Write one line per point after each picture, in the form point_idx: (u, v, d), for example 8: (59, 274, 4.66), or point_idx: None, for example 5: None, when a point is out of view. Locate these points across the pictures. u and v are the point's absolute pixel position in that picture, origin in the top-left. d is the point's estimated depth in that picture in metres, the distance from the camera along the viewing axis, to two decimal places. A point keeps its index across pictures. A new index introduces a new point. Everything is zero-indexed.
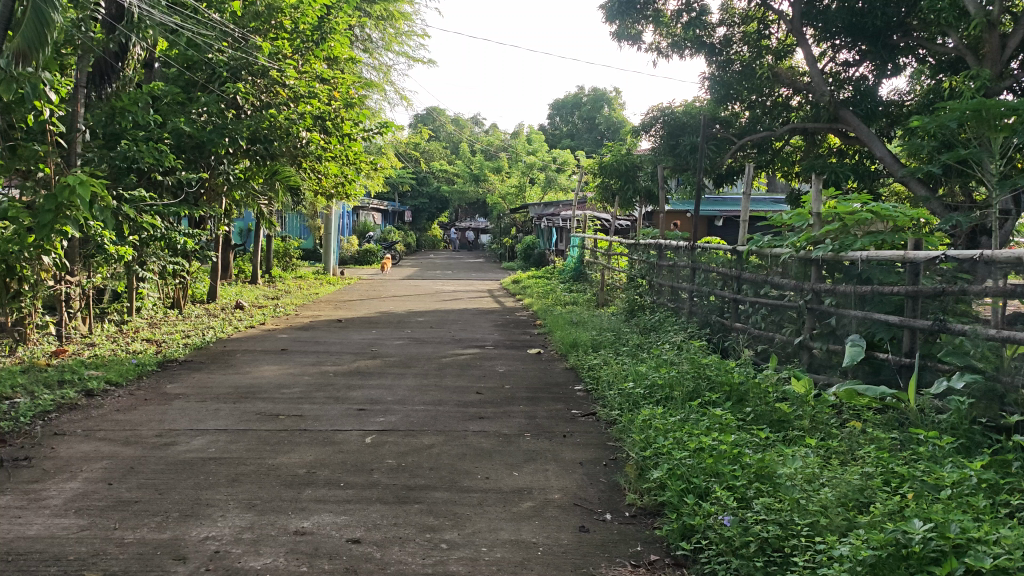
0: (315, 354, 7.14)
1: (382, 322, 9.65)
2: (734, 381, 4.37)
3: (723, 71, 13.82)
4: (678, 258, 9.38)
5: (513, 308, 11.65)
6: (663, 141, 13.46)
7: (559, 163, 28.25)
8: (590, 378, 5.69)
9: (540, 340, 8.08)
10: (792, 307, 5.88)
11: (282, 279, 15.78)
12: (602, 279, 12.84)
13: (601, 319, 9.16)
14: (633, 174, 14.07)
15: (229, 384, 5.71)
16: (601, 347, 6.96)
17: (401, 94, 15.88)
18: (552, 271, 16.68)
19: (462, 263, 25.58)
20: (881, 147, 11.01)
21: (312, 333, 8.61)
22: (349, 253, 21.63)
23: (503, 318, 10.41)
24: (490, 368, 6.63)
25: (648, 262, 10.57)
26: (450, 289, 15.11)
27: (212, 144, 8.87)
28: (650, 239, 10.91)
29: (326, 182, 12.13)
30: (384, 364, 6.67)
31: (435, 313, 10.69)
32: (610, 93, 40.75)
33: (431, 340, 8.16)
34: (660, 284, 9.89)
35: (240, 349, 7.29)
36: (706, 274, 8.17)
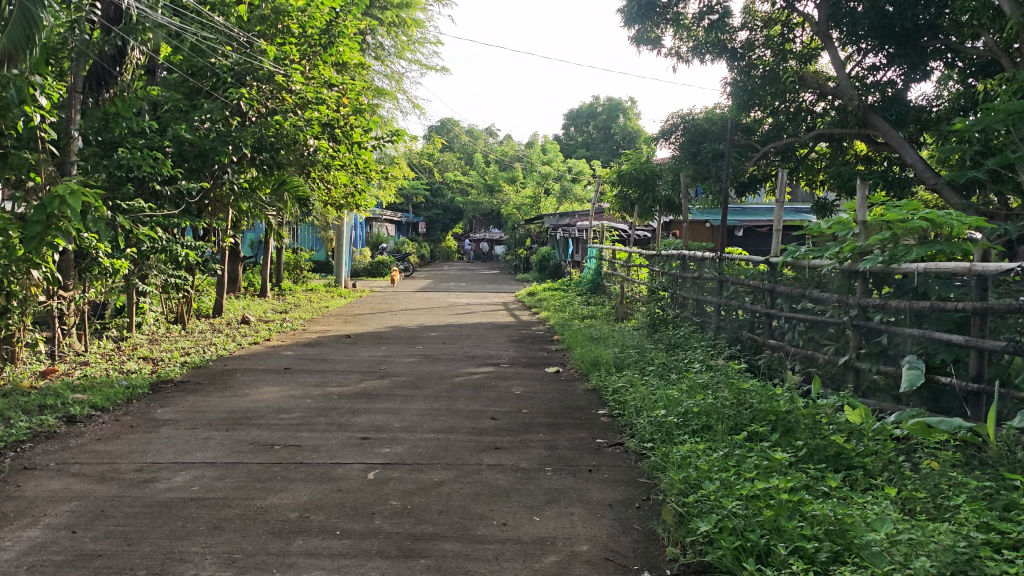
0: (320, 373, 6.71)
1: (392, 337, 9.22)
2: (781, 410, 3.89)
3: (746, 76, 13.28)
4: (703, 270, 8.92)
5: (529, 322, 11.20)
6: (685, 149, 13.08)
7: (575, 174, 28.21)
8: (615, 403, 5.22)
9: (559, 358, 7.62)
10: (835, 324, 5.39)
11: (292, 292, 15.40)
12: (622, 291, 12.37)
13: (622, 334, 8.69)
14: (653, 183, 13.60)
15: (224, 409, 5.29)
16: (624, 366, 6.50)
17: (413, 102, 15.51)
18: (568, 283, 16.23)
19: (475, 275, 25.15)
20: (913, 153, 10.49)
21: (319, 349, 8.19)
22: (361, 265, 21.25)
23: (519, 333, 9.95)
24: (506, 388, 6.18)
25: (671, 274, 10.09)
26: (464, 301, 14.69)
27: (216, 153, 8.43)
28: (672, 249, 10.44)
29: (336, 193, 11.75)
30: (392, 385, 6.23)
31: (448, 328, 10.25)
32: (625, 103, 40.35)
33: (443, 357, 7.72)
34: (684, 297, 9.42)
35: (241, 368, 6.87)
36: (735, 287, 7.70)
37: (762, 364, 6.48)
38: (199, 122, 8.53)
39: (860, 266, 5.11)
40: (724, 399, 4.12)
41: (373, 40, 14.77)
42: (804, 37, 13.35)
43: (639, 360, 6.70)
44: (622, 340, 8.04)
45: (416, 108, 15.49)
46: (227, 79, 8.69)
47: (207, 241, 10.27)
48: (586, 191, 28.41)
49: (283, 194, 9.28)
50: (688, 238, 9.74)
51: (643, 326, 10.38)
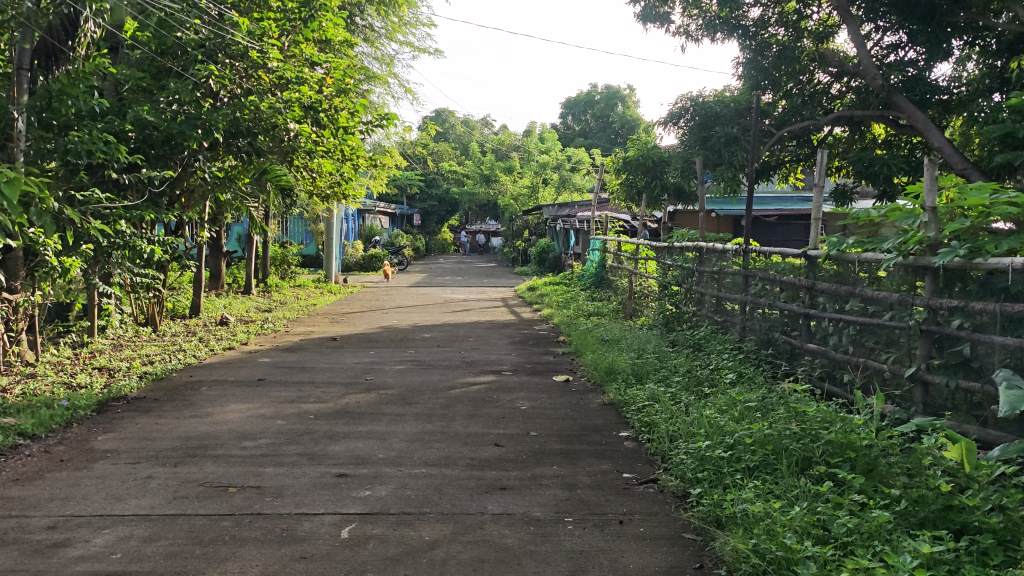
0: (298, 385, 5.91)
1: (382, 340, 8.41)
2: (862, 446, 3.08)
3: (758, 57, 12.37)
4: (724, 264, 8.11)
5: (531, 320, 10.40)
6: (695, 133, 12.26)
7: (574, 163, 27.25)
8: (641, 425, 4.43)
9: (567, 364, 6.81)
10: (897, 328, 4.60)
11: (279, 288, 14.56)
12: (629, 286, 11.57)
13: (635, 336, 7.89)
14: (660, 170, 12.78)
15: (178, 435, 4.47)
16: (644, 376, 5.70)
17: (406, 86, 14.62)
18: (570, 277, 15.43)
19: (473, 268, 24.34)
20: (939, 135, 9.44)
21: (300, 355, 7.37)
22: (353, 259, 20.41)
23: (521, 332, 9.15)
24: (510, 403, 5.37)
25: (684, 268, 9.30)
26: (461, 297, 13.91)
27: (184, 138, 7.58)
28: (685, 241, 9.64)
29: (322, 181, 10.87)
30: (380, 400, 5.41)
31: (444, 328, 9.44)
32: (623, 91, 39.48)
33: (438, 363, 6.92)
34: (702, 293, 8.61)
35: (209, 380, 6.06)
36: (763, 284, 6.90)
37: (800, 372, 5.70)
38: (165, 104, 7.69)
39: (933, 261, 4.32)
40: (785, 429, 3.31)
41: (362, 20, 13.88)
42: (821, 14, 12.49)
43: (661, 368, 5.91)
44: (637, 343, 7.24)
45: (408, 93, 14.62)
46: (196, 55, 7.84)
47: (181, 236, 9.44)
48: (586, 181, 27.61)
49: (262, 185, 8.43)
50: (704, 229, 8.93)
51: (655, 324, 9.58)
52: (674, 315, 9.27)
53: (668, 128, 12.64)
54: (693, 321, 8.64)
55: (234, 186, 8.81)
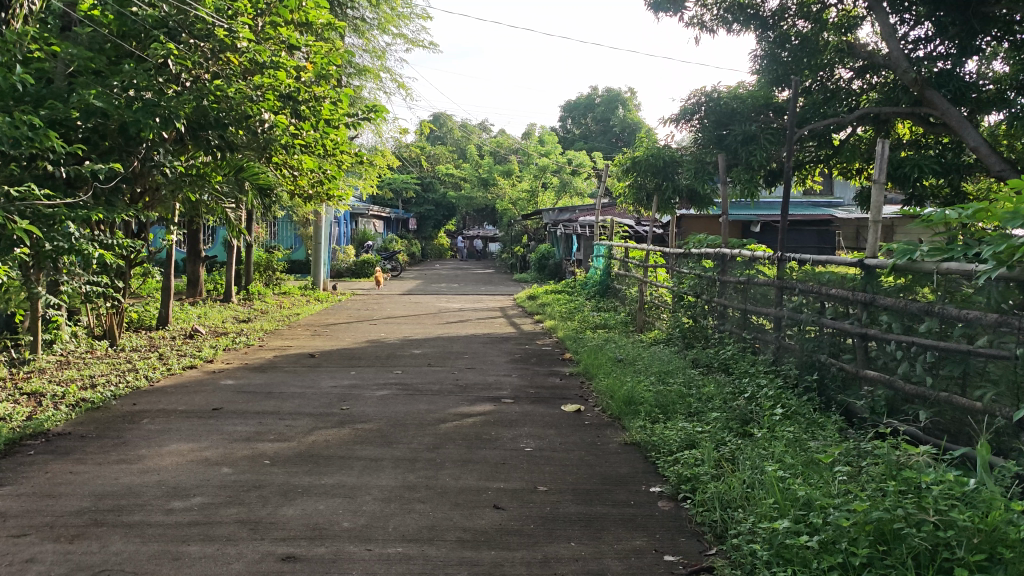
0: (259, 416, 4.97)
1: (367, 357, 7.47)
2: (1017, 541, 2.20)
3: (776, 50, 11.50)
4: (753, 275, 7.13)
5: (533, 333, 9.47)
6: (708, 132, 11.37)
7: (575, 166, 26.37)
8: (682, 481, 3.50)
9: (576, 390, 5.87)
10: (998, 356, 3.69)
11: (262, 296, 13.62)
12: (638, 295, 10.64)
13: (652, 354, 6.98)
14: (672, 171, 11.71)
15: (91, 491, 3.53)
16: (672, 409, 4.79)
17: (397, 81, 13.67)
18: (573, 284, 14.49)
19: (470, 275, 23.44)
20: (973, 133, 8.42)
21: (270, 376, 6.43)
22: (344, 265, 19.48)
23: (522, 348, 8.21)
24: (512, 443, 4.43)
25: (704, 277, 8.36)
26: (457, 306, 12.97)
27: (140, 127, 6.64)
28: (701, 247, 8.72)
29: (305, 180, 9.96)
30: (354, 438, 4.48)
31: (436, 342, 8.50)
32: (624, 94, 38.52)
33: (427, 388, 5.99)
34: (725, 306, 7.67)
35: (155, 410, 5.12)
36: (802, 298, 5.97)
37: (859, 405, 4.78)
38: (120, 90, 6.77)
39: None
40: (898, 511, 2.39)
41: (353, 10, 13.05)
42: (843, 4, 11.47)
43: (690, 398, 5.00)
44: (655, 364, 6.33)
45: (400, 88, 13.67)
46: (156, 34, 6.93)
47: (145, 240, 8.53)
48: (587, 185, 26.66)
49: (236, 185, 7.51)
50: (726, 235, 7.99)
51: (671, 340, 8.66)
52: (693, 332, 8.33)
53: (679, 126, 11.69)
54: (716, 338, 7.70)
55: (206, 185, 7.93)
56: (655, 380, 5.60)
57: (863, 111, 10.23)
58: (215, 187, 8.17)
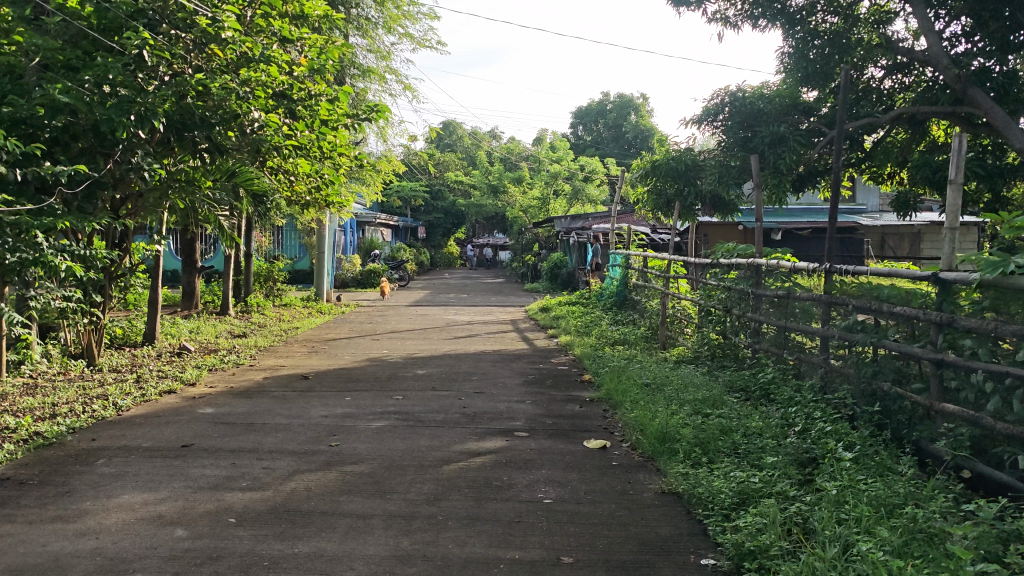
0: (234, 454, 4.29)
1: (366, 379, 6.79)
2: None
3: (805, 46, 10.48)
4: (793, 290, 6.42)
5: (547, 349, 8.77)
6: (733, 134, 10.64)
7: (588, 172, 25.66)
8: (745, 557, 2.80)
9: (600, 422, 5.16)
10: None
11: (261, 308, 12.97)
12: (660, 308, 9.93)
13: (682, 376, 6.29)
14: (693, 176, 11.02)
15: (8, 564, 2.85)
16: (715, 449, 4.12)
17: (404, 83, 13.03)
18: (588, 295, 13.78)
19: (479, 284, 22.78)
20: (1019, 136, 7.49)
21: (256, 403, 5.75)
22: (349, 274, 18.84)
23: (535, 368, 7.51)
24: (528, 492, 3.73)
25: (734, 290, 7.64)
26: (465, 319, 12.28)
27: (112, 125, 6.00)
28: (729, 257, 7.99)
29: (302, 187, 9.36)
30: (341, 486, 3.79)
31: (442, 361, 7.80)
32: (636, 99, 37.80)
33: (430, 418, 5.29)
34: (761, 322, 6.95)
35: (115, 447, 4.44)
36: (856, 316, 5.24)
37: (939, 444, 4.08)
38: (92, 85, 6.12)
39: None
40: None
41: (357, 9, 12.42)
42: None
43: (734, 436, 4.33)
44: (688, 389, 5.64)
45: (407, 90, 13.02)
46: (132, 23, 6.29)
47: (128, 251, 7.91)
48: (600, 192, 25.94)
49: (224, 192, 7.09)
50: (759, 245, 7.27)
51: (698, 360, 7.94)
52: (724, 351, 7.61)
53: (702, 128, 10.98)
54: (751, 359, 6.98)
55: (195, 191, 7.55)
56: (690, 410, 4.92)
57: (897, 111, 9.48)
58: (208, 193, 7.59)
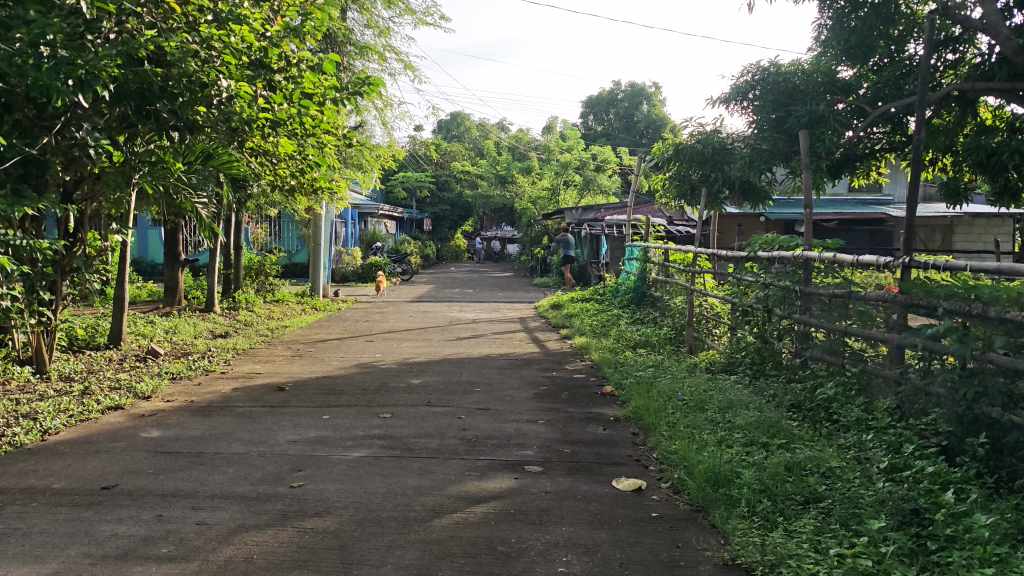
0: (165, 503, 3.33)
1: (352, 390, 5.83)
2: None
3: (843, 15, 9.20)
4: (855, 290, 5.39)
5: (560, 353, 7.80)
6: (765, 116, 9.45)
7: (600, 161, 24.69)
8: None
9: (631, 454, 4.18)
10: None
11: (251, 303, 12.03)
12: (686, 306, 8.97)
13: (723, 390, 5.33)
14: (721, 162, 9.95)
15: None
16: (787, 502, 3.17)
17: (404, 61, 12.04)
18: (602, 291, 12.79)
19: (486, 278, 21.85)
20: None
21: (214, 424, 4.79)
22: (350, 268, 17.90)
23: (548, 376, 6.54)
24: (544, 565, 2.77)
25: (775, 288, 6.64)
26: (470, 317, 11.31)
27: (46, 93, 5.00)
28: (768, 249, 6.97)
29: (285, 171, 8.38)
30: (293, 554, 2.83)
31: (442, 367, 6.83)
32: (648, 88, 36.74)
33: (422, 446, 4.32)
34: (812, 325, 5.93)
35: (16, 490, 3.49)
36: (942, 322, 4.25)
37: None
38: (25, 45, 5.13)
39: None
40: None
41: None
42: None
43: (806, 480, 3.39)
44: (733, 407, 4.71)
45: (408, 70, 12.03)
46: None
47: (85, 241, 7.09)
48: (611, 182, 24.94)
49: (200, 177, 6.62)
50: (807, 235, 6.25)
51: (734, 368, 6.94)
52: (765, 358, 6.59)
53: (730, 109, 9.95)
54: (801, 370, 5.97)
55: (168, 175, 7.21)
56: (741, 439, 4.00)
57: (949, 88, 8.22)
58: (179, 179, 7.18)
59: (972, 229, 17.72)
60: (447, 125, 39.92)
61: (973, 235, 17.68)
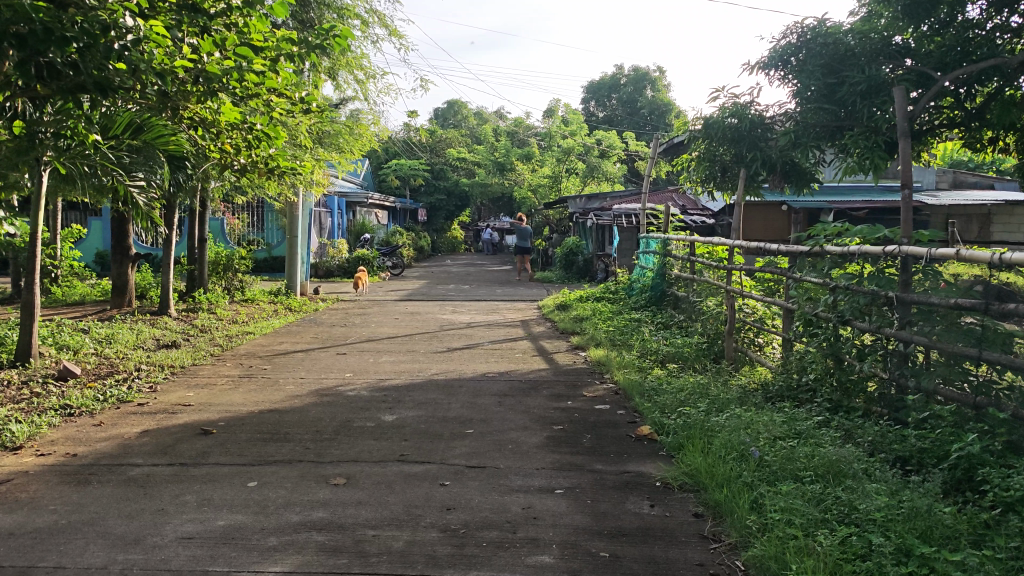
0: None
1: (301, 433, 4.33)
2: None
3: None
4: (996, 302, 3.84)
5: (574, 372, 6.29)
6: (806, 87, 7.21)
7: (604, 146, 23.09)
8: None
9: (704, 566, 2.69)
10: None
11: (214, 302, 10.54)
12: (723, 309, 7.48)
13: (811, 438, 3.87)
14: (759, 141, 8.31)
15: None
16: None
17: (389, 26, 10.52)
18: (615, 289, 11.28)
19: (485, 272, 20.35)
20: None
21: (85, 501, 3.30)
22: (335, 261, 16.37)
23: (562, 408, 5.03)
24: None
25: (851, 293, 5.15)
26: (465, 320, 9.79)
27: None
28: (840, 243, 5.42)
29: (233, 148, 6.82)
30: None
31: (425, 396, 5.32)
32: (652, 72, 35.04)
33: (382, 546, 2.83)
34: (919, 344, 4.41)
35: None
36: None
37: None
38: None
39: None
40: None
41: None
42: None
43: None
44: (845, 476, 3.26)
45: (393, 37, 10.51)
46: None
47: None
48: (617, 170, 23.44)
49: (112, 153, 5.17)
50: (905, 224, 4.75)
51: (799, 393, 5.43)
52: (839, 381, 5.08)
53: (769, 76, 8.33)
54: (904, 404, 4.48)
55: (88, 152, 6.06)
56: (888, 550, 2.54)
57: None
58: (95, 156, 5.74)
59: (1012, 219, 16.11)
60: (445, 113, 38.26)
61: (1013, 225, 16.07)
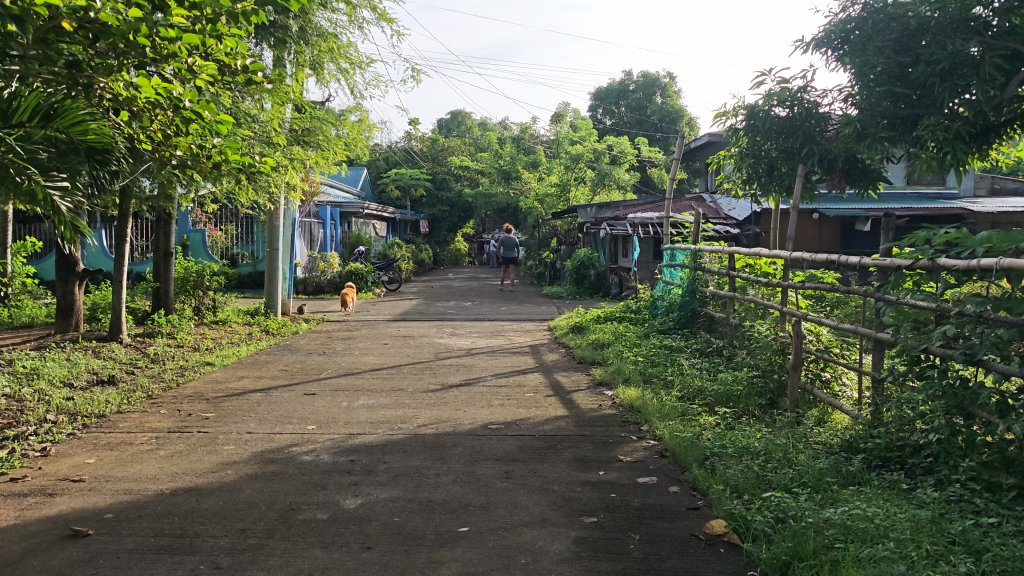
0: None
1: (218, 535, 2.97)
2: None
3: None
4: None
5: (600, 421, 4.90)
6: (869, 66, 5.34)
7: (616, 153, 21.74)
8: None
9: None
10: None
11: (180, 324, 9.22)
12: (774, 335, 6.10)
13: (989, 555, 2.48)
14: (812, 133, 6.90)
15: None
16: None
17: (379, 9, 9.23)
18: (637, 307, 9.91)
19: (490, 287, 19.01)
20: None
21: None
22: (326, 277, 15.03)
23: (592, 483, 3.65)
24: None
25: (984, 323, 3.73)
26: (465, 346, 8.42)
27: None
28: (958, 254, 4.02)
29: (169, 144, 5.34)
30: None
31: (404, 462, 3.95)
32: (662, 78, 33.65)
33: None
34: None
35: None
36: None
37: None
38: None
39: None
40: None
41: None
42: None
43: None
44: None
45: (383, 21, 9.21)
46: None
47: None
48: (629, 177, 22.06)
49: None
50: None
51: (907, 457, 4.03)
52: (972, 445, 3.68)
53: (825, 56, 6.98)
54: None
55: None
56: None
57: None
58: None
59: None
60: (449, 123, 37.00)
61: None
